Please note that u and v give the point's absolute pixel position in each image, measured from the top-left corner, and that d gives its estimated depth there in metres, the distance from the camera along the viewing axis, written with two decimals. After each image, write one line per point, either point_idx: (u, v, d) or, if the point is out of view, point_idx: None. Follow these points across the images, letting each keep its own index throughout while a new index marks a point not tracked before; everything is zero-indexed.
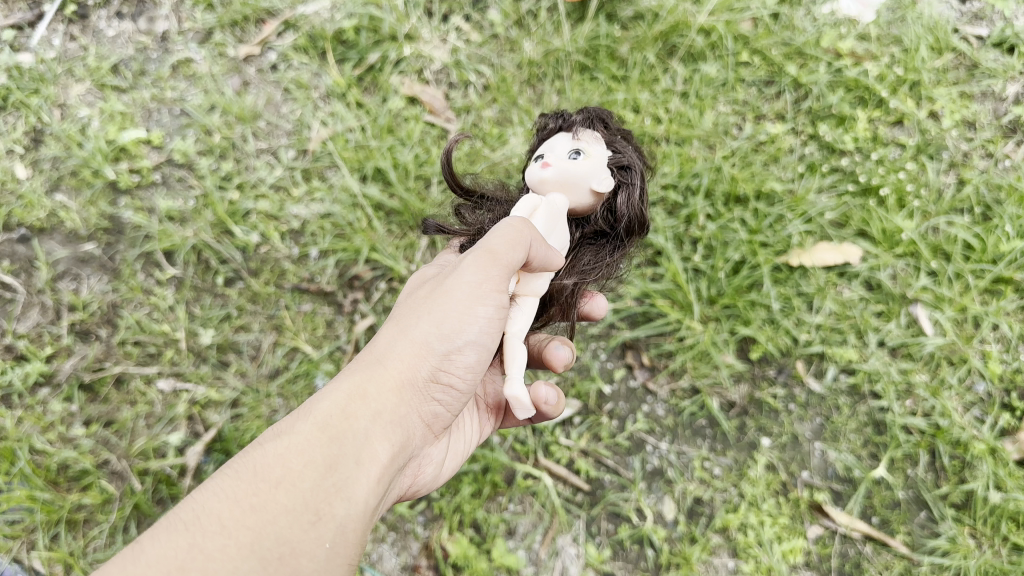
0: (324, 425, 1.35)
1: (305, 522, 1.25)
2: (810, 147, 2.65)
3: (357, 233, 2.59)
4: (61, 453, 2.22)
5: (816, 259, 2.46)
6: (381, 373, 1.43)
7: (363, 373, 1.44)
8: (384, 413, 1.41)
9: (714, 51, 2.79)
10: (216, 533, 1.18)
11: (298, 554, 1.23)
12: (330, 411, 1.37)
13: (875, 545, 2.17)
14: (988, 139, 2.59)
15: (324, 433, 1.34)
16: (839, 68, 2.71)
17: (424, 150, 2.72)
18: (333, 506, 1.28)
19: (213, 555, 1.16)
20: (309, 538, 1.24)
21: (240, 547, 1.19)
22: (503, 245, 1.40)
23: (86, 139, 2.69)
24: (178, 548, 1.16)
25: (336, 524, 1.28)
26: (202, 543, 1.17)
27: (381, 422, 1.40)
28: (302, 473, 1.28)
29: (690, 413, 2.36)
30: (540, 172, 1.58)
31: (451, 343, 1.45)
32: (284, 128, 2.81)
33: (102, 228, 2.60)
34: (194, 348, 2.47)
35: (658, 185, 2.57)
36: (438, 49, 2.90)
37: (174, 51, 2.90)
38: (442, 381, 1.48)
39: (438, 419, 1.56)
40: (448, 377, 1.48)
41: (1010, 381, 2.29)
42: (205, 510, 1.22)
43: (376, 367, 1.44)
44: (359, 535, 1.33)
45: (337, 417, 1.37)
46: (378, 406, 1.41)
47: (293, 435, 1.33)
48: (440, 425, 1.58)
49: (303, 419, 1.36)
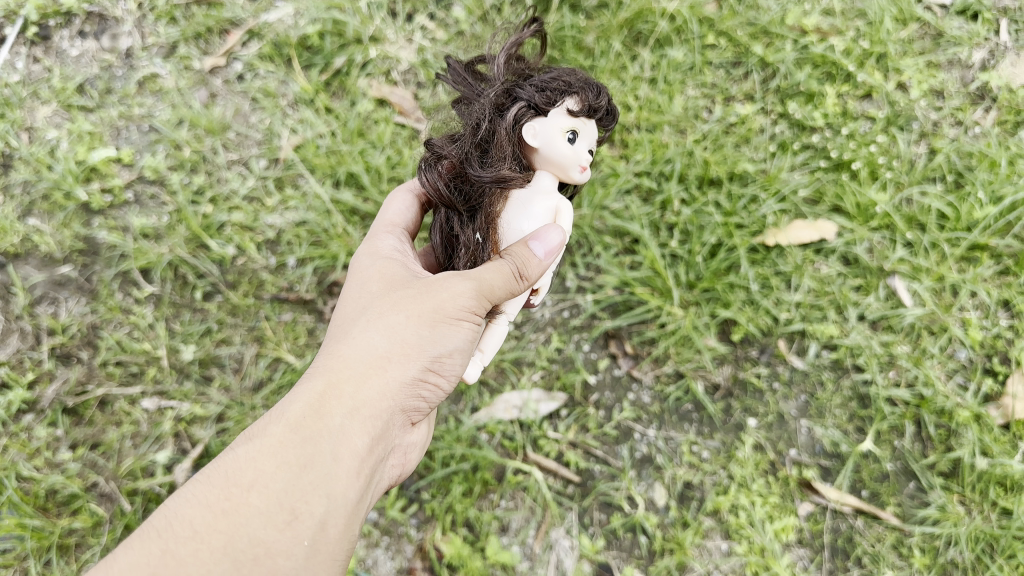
0: (296, 427, 1.45)
1: (280, 522, 1.36)
2: (780, 125, 2.65)
3: (334, 240, 2.57)
4: (48, 479, 2.23)
5: (792, 237, 2.45)
6: (359, 375, 1.51)
7: (338, 374, 1.52)
8: (362, 407, 1.49)
9: (680, 35, 2.77)
10: (188, 539, 1.31)
11: (274, 554, 1.34)
12: (302, 413, 1.47)
13: (866, 518, 2.18)
14: (957, 107, 2.60)
15: (297, 434, 1.44)
16: (805, 45, 2.71)
17: (396, 151, 2.69)
18: (311, 505, 1.40)
19: (184, 559, 1.28)
20: (285, 537, 1.36)
21: (212, 551, 1.30)
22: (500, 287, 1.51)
23: (55, 161, 2.67)
24: (151, 555, 1.28)
25: (314, 521, 1.39)
26: (173, 549, 1.29)
27: (359, 417, 1.49)
28: (273, 475, 1.40)
29: (675, 399, 2.36)
30: (578, 174, 1.66)
31: (438, 348, 1.54)
32: (253, 138, 2.79)
33: (77, 250, 2.60)
34: (176, 365, 2.47)
35: (632, 173, 2.57)
36: (404, 49, 2.88)
37: (139, 67, 2.88)
38: (429, 379, 1.58)
39: (417, 413, 1.65)
40: (433, 378, 1.58)
41: (991, 347, 2.30)
42: (177, 517, 1.34)
43: (351, 367, 1.51)
44: (340, 530, 1.44)
45: (309, 418, 1.46)
46: (356, 402, 1.49)
47: (266, 437, 1.44)
48: (420, 414, 1.67)
49: (274, 422, 1.47)
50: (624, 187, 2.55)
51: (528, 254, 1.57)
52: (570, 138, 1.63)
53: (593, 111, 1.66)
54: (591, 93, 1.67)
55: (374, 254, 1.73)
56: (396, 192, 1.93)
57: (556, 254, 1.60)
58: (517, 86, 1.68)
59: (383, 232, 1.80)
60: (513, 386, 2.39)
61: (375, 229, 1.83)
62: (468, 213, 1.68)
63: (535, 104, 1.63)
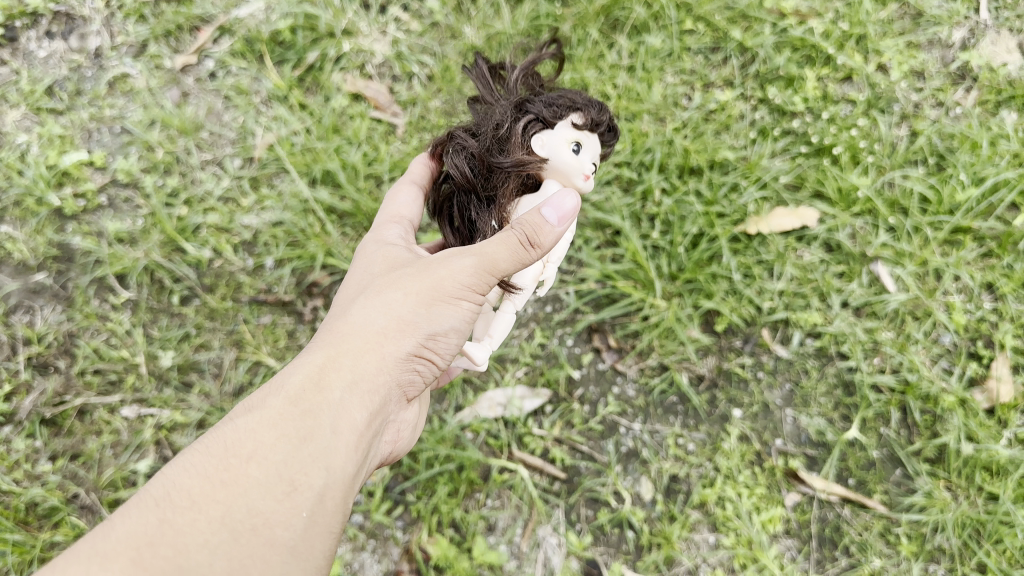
0: (296, 400, 1.41)
1: (279, 493, 1.30)
2: (760, 111, 2.62)
3: (311, 239, 2.54)
4: (28, 492, 2.20)
5: (773, 225, 2.43)
6: (357, 348, 1.48)
7: (338, 348, 1.48)
8: (360, 382, 1.46)
9: (658, 22, 2.74)
10: (187, 508, 1.23)
11: (272, 525, 1.27)
12: (301, 386, 1.43)
13: (853, 507, 2.17)
14: (938, 88, 2.57)
15: (296, 407, 1.39)
16: (784, 28, 2.69)
17: (373, 147, 2.65)
18: (310, 477, 1.34)
19: (183, 528, 1.21)
20: (283, 508, 1.29)
21: (211, 520, 1.23)
22: (507, 263, 1.47)
23: (26, 166, 2.63)
24: (148, 523, 1.20)
25: (314, 493, 1.33)
26: (171, 518, 1.21)
27: (356, 392, 1.45)
28: (273, 446, 1.34)
29: (660, 392, 2.34)
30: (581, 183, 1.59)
31: (435, 326, 1.52)
32: (227, 137, 2.74)
33: (51, 257, 2.56)
34: (155, 372, 2.43)
35: (612, 163, 2.54)
36: (378, 42, 2.84)
37: (109, 67, 2.83)
38: (424, 355, 1.55)
39: (410, 393, 1.62)
40: (427, 355, 1.56)
41: (975, 331, 2.28)
42: (175, 486, 1.26)
43: (349, 342, 1.49)
44: (338, 503, 1.38)
45: (308, 392, 1.42)
46: (354, 376, 1.46)
47: (265, 409, 1.39)
48: (412, 394, 1.64)
49: (273, 395, 1.42)
50: (604, 178, 2.54)
51: (539, 221, 1.49)
52: (574, 147, 1.59)
53: (596, 127, 1.65)
54: (595, 111, 1.68)
55: (379, 241, 1.71)
56: (400, 183, 1.84)
57: (570, 221, 1.53)
58: (529, 101, 1.67)
59: (389, 223, 1.75)
60: (497, 383, 2.37)
61: (380, 222, 1.77)
62: (485, 200, 1.65)
63: (543, 118, 1.62)
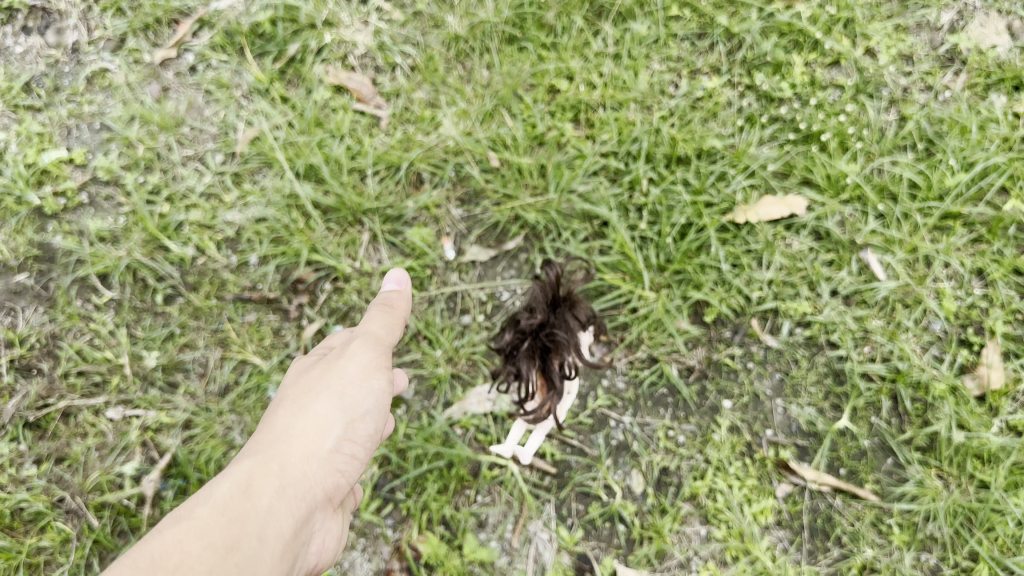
0: (223, 508, 1.46)
1: None
2: (747, 98, 2.58)
3: (295, 235, 2.51)
4: (13, 497, 2.24)
5: (761, 214, 2.40)
6: (284, 450, 1.65)
7: (263, 460, 1.62)
8: (286, 490, 1.58)
9: (643, 8, 2.68)
10: None
11: None
12: (229, 495, 1.49)
13: (844, 497, 2.17)
14: (926, 72, 2.55)
15: (223, 514, 1.44)
16: (770, 13, 2.63)
17: (356, 140, 2.62)
18: None
19: None
20: None
21: None
22: (386, 331, 1.89)
23: (5, 165, 2.59)
24: None
25: None
26: None
27: (283, 498, 1.57)
28: (202, 554, 1.34)
29: (650, 384, 2.32)
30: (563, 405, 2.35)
31: (350, 415, 1.74)
32: (208, 132, 2.68)
33: (32, 257, 2.52)
34: (140, 372, 2.40)
35: (598, 153, 2.52)
36: (360, 32, 2.75)
37: (87, 62, 2.77)
38: (341, 453, 1.72)
39: (329, 501, 1.74)
40: (345, 450, 1.74)
41: (966, 317, 2.28)
42: None
43: (276, 449, 1.65)
44: None
45: (237, 498, 1.50)
46: (280, 484, 1.58)
47: (193, 519, 1.41)
48: (332, 502, 1.76)
49: (199, 507, 1.45)
50: (591, 169, 2.50)
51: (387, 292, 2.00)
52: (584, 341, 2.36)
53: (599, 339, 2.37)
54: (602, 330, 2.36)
55: (303, 364, 1.93)
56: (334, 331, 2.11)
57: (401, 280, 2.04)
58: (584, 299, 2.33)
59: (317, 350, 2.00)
60: (485, 378, 2.34)
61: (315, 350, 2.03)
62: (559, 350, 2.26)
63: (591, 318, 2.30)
